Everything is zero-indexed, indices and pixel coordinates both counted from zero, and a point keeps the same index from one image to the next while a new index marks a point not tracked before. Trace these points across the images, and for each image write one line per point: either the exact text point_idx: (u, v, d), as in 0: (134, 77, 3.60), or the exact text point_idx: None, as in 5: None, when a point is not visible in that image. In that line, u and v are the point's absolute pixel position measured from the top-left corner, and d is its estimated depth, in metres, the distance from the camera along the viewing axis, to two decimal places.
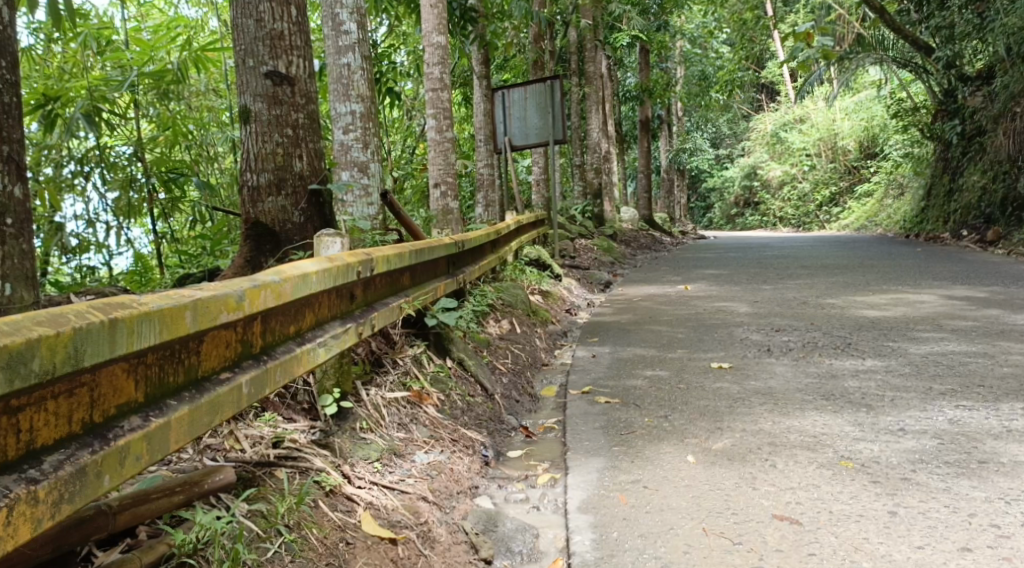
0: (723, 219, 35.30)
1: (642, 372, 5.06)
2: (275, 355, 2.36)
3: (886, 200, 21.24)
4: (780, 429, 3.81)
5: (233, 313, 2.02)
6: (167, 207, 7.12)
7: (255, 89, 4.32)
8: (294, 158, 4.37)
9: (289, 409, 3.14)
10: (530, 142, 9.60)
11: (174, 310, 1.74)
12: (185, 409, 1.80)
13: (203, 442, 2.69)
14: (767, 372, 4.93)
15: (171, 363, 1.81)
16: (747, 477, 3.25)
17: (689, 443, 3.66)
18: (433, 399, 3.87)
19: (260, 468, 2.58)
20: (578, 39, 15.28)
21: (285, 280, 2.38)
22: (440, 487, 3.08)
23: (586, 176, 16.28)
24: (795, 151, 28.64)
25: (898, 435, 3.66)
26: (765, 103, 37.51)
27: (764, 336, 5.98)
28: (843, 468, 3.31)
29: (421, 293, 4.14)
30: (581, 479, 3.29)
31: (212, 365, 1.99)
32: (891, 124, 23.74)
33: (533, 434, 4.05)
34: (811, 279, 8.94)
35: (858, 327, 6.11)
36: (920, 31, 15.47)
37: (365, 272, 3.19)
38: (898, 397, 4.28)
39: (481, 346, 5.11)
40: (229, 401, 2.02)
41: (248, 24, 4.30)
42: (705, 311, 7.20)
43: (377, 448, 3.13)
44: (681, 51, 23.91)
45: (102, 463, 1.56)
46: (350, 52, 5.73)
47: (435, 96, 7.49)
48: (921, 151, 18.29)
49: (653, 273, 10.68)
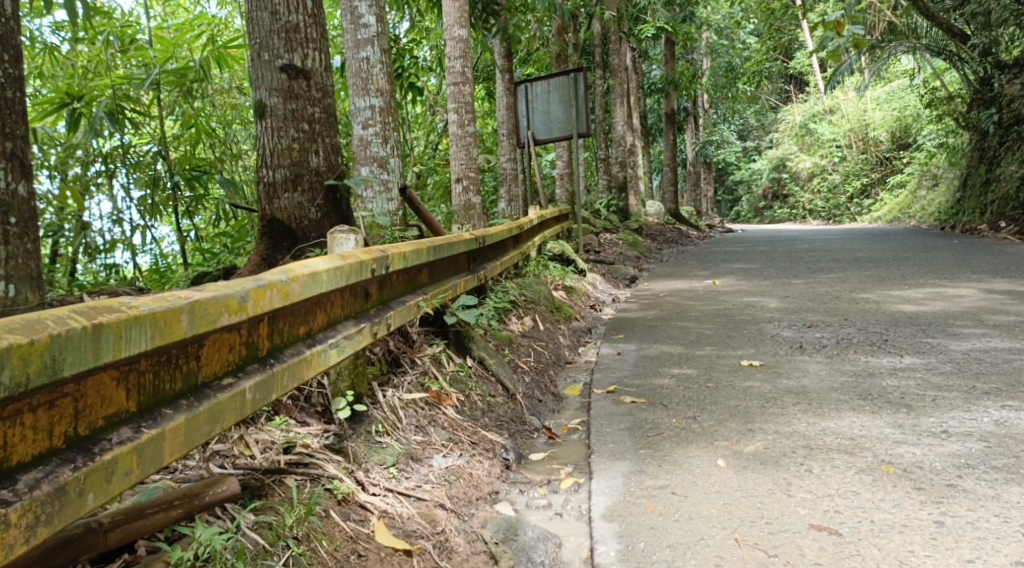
0: (751, 212, 34.97)
1: (669, 371, 4.91)
2: (283, 358, 2.25)
3: (920, 191, 20.88)
4: (815, 431, 3.65)
5: (235, 315, 1.90)
6: (189, 205, 7.06)
7: (271, 84, 4.22)
8: (311, 153, 4.26)
9: (302, 412, 3.03)
10: (553, 136, 9.47)
11: (168, 313, 1.63)
12: (181, 419, 1.69)
13: (211, 448, 2.58)
14: (801, 370, 4.76)
15: (168, 370, 1.69)
16: (781, 483, 3.09)
17: (719, 446, 3.51)
18: (452, 400, 3.76)
19: (270, 475, 2.48)
20: (602, 30, 15.07)
21: (293, 279, 2.26)
22: (458, 493, 2.97)
23: (611, 170, 16.13)
24: (825, 142, 28.23)
25: (942, 438, 3.49)
26: (794, 93, 36.99)
27: (795, 332, 5.80)
28: (883, 473, 3.15)
29: (441, 291, 4.03)
30: (606, 485, 3.16)
31: (213, 370, 1.88)
32: (924, 114, 23.28)
33: (556, 436, 3.93)
34: (844, 273, 8.71)
35: (895, 323, 5.91)
36: (954, 18, 15.09)
37: (379, 269, 3.07)
38: (940, 396, 4.09)
39: (502, 344, 4.99)
40: (232, 408, 1.90)
41: (263, 17, 4.20)
42: (734, 306, 7.03)
43: (393, 453, 3.02)
44: (707, 43, 23.58)
45: (87, 479, 1.46)
46: (369, 45, 5.60)
47: (456, 90, 7.34)
48: (955, 141, 17.91)
49: (680, 268, 10.50)
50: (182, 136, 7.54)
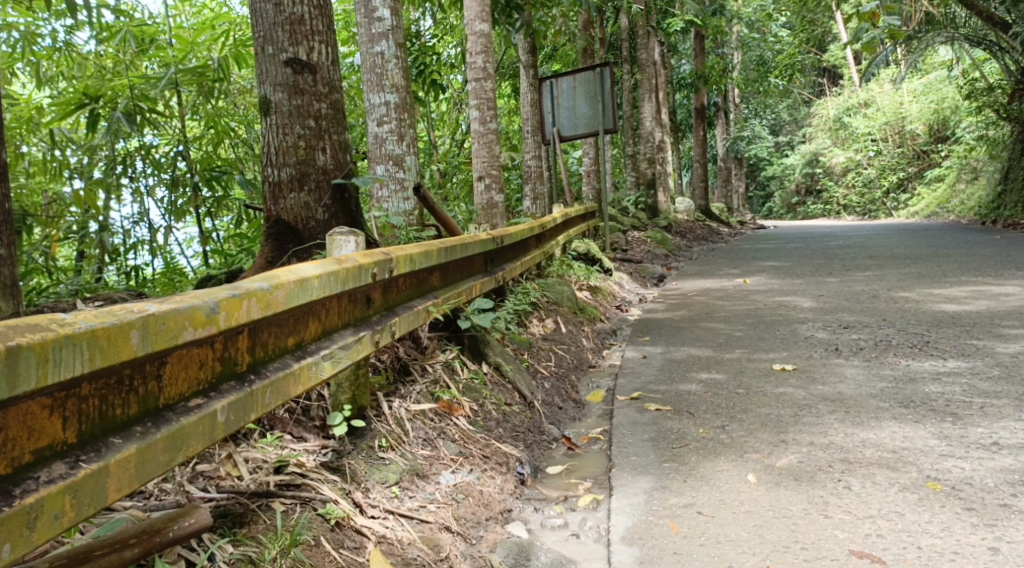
0: (784, 208, 34.49)
1: (697, 376, 4.65)
2: (264, 373, 2.04)
3: (960, 185, 20.32)
4: (854, 442, 3.39)
5: (202, 329, 1.71)
6: (212, 206, 6.90)
7: (276, 78, 4.04)
8: (317, 151, 4.08)
9: (299, 426, 2.85)
10: (579, 132, 9.18)
11: (113, 331, 1.44)
12: (132, 449, 1.51)
13: (195, 469, 2.42)
14: (838, 376, 4.47)
15: (119, 394, 1.51)
16: (817, 502, 2.85)
17: (749, 459, 3.27)
18: (465, 410, 3.55)
19: (256, 499, 2.30)
20: (629, 25, 14.76)
21: (276, 287, 2.06)
22: (466, 513, 2.77)
23: (639, 167, 15.83)
24: (860, 136, 27.59)
25: (993, 451, 3.22)
26: (828, 86, 36.31)
27: (831, 334, 5.51)
28: (930, 491, 2.89)
29: (454, 294, 3.82)
30: (626, 503, 2.93)
31: (178, 391, 1.69)
32: (963, 106, 22.60)
33: (577, 446, 3.70)
34: (882, 270, 8.37)
35: (937, 323, 5.60)
36: (995, 7, 14.57)
37: (382, 273, 2.86)
38: (989, 404, 3.81)
39: (521, 348, 4.78)
40: (199, 432, 1.71)
41: (267, 9, 4.02)
42: (767, 307, 6.73)
43: (397, 470, 2.82)
44: (738, 36, 23.09)
45: (2, 527, 1.29)
46: (384, 39, 5.40)
47: (478, 86, 7.10)
48: (995, 133, 17.30)
49: (709, 266, 10.20)
50: (203, 137, 7.38)
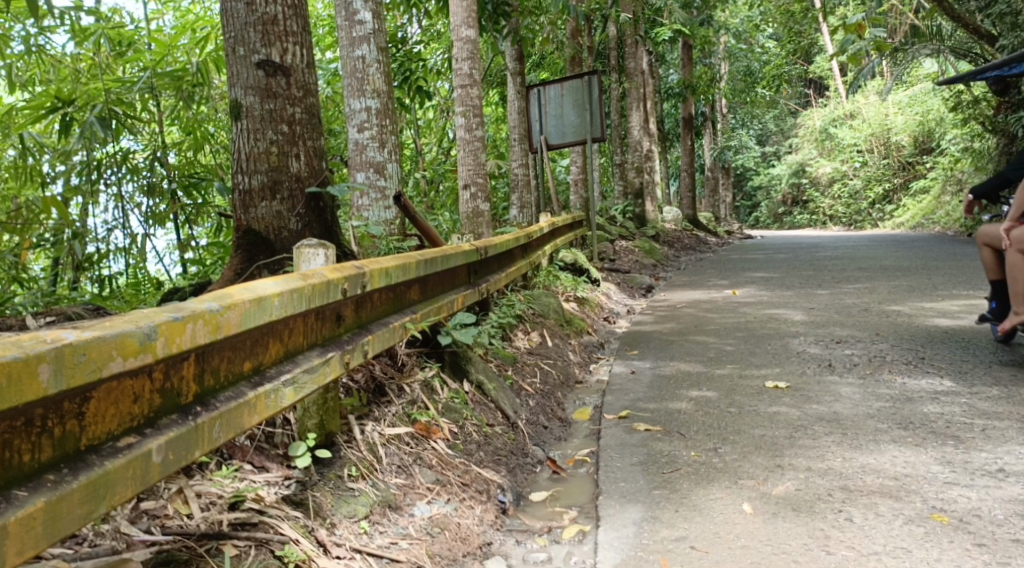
0: (771, 218, 34.52)
1: (688, 394, 4.45)
2: (213, 404, 1.83)
3: (944, 198, 20.31)
4: (854, 468, 3.20)
5: (133, 360, 1.53)
6: (191, 214, 6.59)
7: (247, 81, 3.83)
8: (291, 157, 3.88)
9: (261, 455, 2.66)
10: (567, 141, 8.99)
11: (14, 367, 1.31)
12: (40, 502, 1.38)
13: (138, 507, 2.24)
14: (832, 394, 4.28)
15: (28, 437, 1.38)
16: (818, 536, 2.66)
17: (744, 486, 3.07)
18: (443, 433, 3.35)
19: (205, 543, 2.12)
20: (617, 34, 14.59)
21: (229, 308, 1.84)
22: (441, 550, 2.56)
23: (627, 176, 15.70)
24: (845, 147, 27.59)
25: (999, 479, 3.04)
26: (815, 96, 36.37)
27: (824, 349, 5.33)
28: (937, 524, 2.70)
29: (434, 309, 3.60)
30: (614, 536, 2.73)
31: (105, 429, 1.52)
32: (948, 118, 22.64)
33: (561, 470, 3.49)
34: (873, 283, 8.20)
35: (931, 339, 5.42)
36: (981, 20, 14.48)
37: (354, 288, 2.65)
38: (991, 426, 3.63)
39: (505, 364, 4.58)
40: (128, 477, 1.55)
41: (238, 7, 3.80)
42: (758, 320, 6.54)
43: (367, 502, 2.61)
44: (726, 46, 23.01)
45: None
46: (365, 43, 5.20)
47: (463, 92, 6.86)
48: (979, 145, 17.25)
49: (698, 277, 10.03)
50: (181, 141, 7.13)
